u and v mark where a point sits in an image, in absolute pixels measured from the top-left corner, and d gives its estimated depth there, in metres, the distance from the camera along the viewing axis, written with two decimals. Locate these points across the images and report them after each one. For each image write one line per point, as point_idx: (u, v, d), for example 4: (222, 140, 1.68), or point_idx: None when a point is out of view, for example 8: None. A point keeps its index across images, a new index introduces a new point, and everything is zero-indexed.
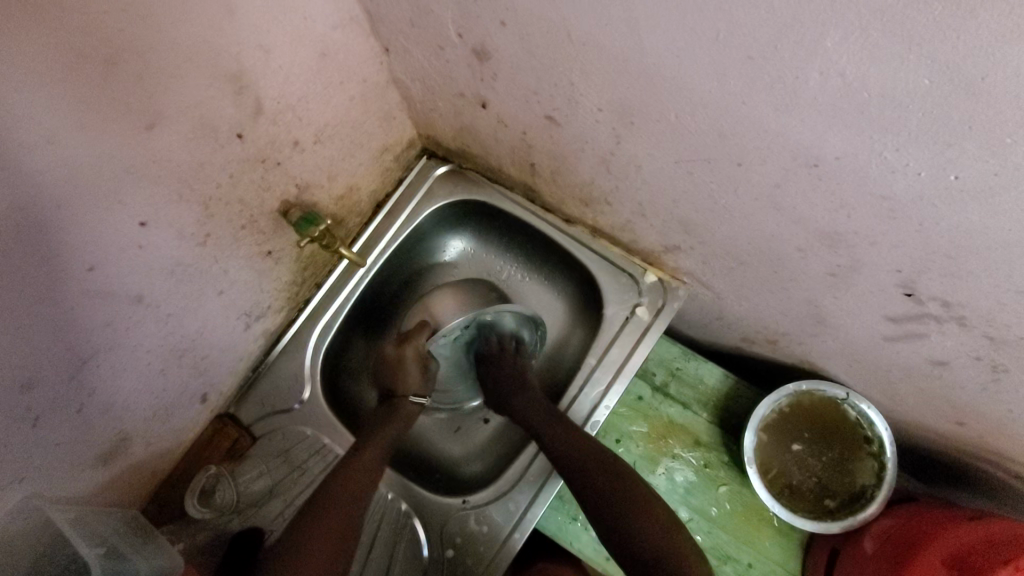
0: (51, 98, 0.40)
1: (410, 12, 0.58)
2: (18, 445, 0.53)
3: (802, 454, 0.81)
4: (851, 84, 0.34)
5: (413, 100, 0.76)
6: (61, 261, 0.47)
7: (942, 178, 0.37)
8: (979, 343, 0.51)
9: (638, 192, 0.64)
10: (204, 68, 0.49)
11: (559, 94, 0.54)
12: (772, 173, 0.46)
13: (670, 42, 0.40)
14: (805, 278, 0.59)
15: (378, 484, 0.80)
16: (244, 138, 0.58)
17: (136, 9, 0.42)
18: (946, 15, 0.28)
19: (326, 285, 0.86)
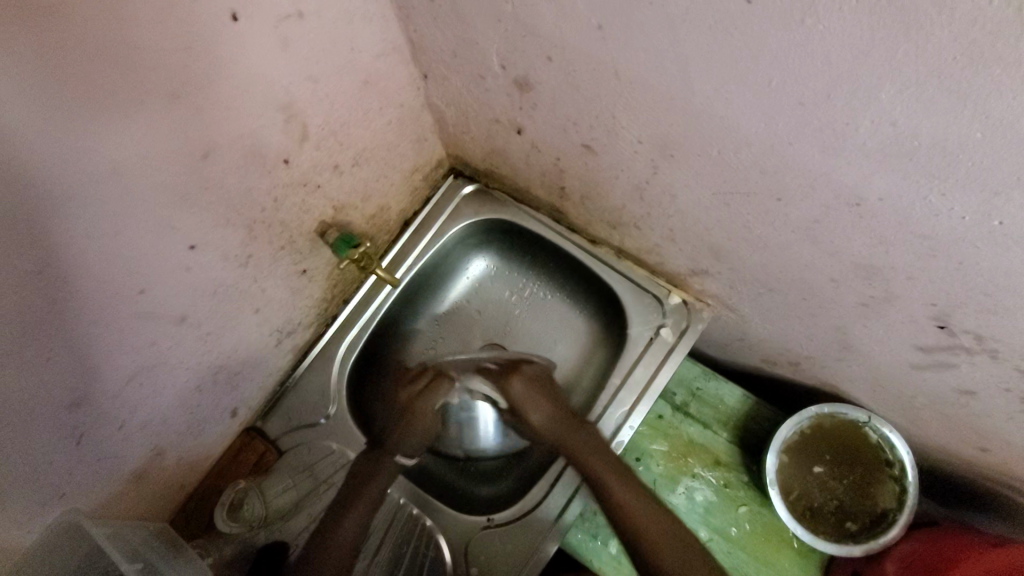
0: (120, 130, 0.42)
1: (453, 43, 0.60)
2: (66, 460, 0.54)
3: (824, 477, 0.81)
4: (902, 134, 0.36)
5: (446, 123, 0.78)
6: (117, 283, 0.49)
7: (986, 222, 0.38)
8: (1010, 375, 0.52)
9: (670, 219, 0.65)
10: (258, 97, 0.51)
11: (599, 125, 0.57)
12: (811, 208, 0.48)
13: (718, 85, 0.43)
14: (837, 307, 0.60)
15: (403, 499, 0.80)
16: (289, 164, 0.60)
17: (201, 47, 0.44)
18: (1003, 76, 0.30)
19: (353, 301, 0.86)
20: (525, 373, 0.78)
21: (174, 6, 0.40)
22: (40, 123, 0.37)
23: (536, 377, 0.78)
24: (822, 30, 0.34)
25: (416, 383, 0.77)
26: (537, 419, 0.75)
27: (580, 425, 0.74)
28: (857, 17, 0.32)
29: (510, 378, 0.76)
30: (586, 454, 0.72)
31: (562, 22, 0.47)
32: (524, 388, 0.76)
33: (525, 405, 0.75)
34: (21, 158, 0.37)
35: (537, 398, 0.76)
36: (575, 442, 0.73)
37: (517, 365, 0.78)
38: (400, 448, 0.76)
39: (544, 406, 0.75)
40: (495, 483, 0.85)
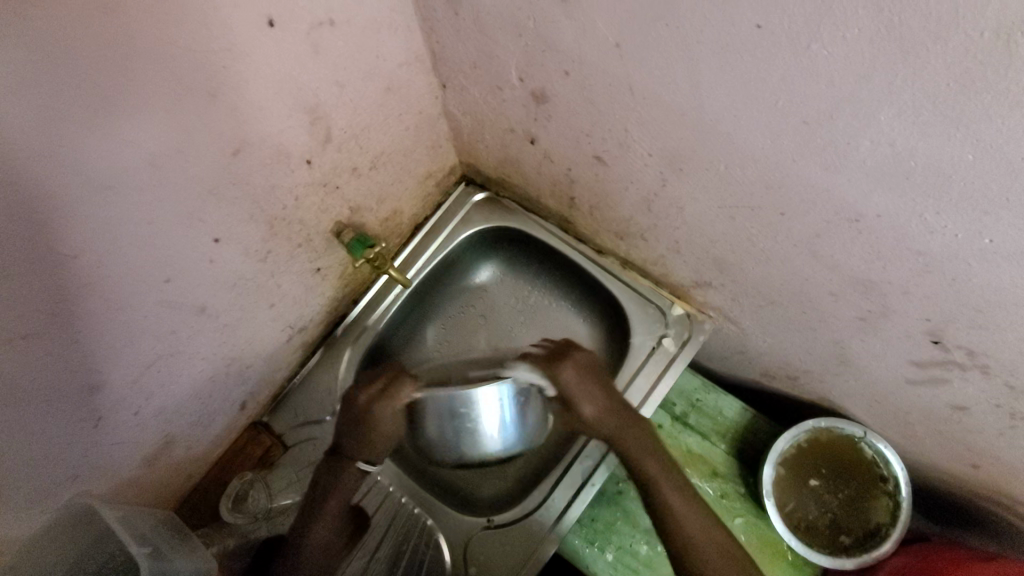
0: (161, 125, 0.45)
1: (474, 54, 0.62)
2: (84, 442, 0.56)
3: (819, 490, 0.82)
4: (899, 154, 0.39)
5: (460, 132, 0.81)
6: (146, 272, 0.51)
7: (978, 240, 0.41)
8: (1001, 392, 0.54)
9: (676, 230, 0.67)
10: (288, 100, 0.54)
11: (611, 138, 0.59)
12: (813, 223, 0.50)
13: (728, 103, 0.45)
14: (835, 321, 0.62)
15: (405, 498, 0.81)
16: (312, 164, 0.62)
17: (239, 51, 0.47)
18: (993, 102, 0.32)
19: (363, 301, 0.88)
20: (576, 360, 0.73)
21: (217, 11, 0.43)
22: (91, 115, 0.40)
23: (591, 364, 0.73)
24: (826, 55, 0.36)
25: (370, 392, 0.71)
26: (589, 411, 0.72)
27: (633, 423, 0.72)
28: (857, 44, 0.35)
29: (560, 366, 0.71)
30: (639, 454, 0.70)
31: (580, 39, 0.50)
32: (575, 378, 0.72)
33: (579, 394, 0.72)
34: (71, 146, 0.40)
35: (588, 386, 0.72)
36: (631, 440, 0.71)
37: (567, 351, 0.73)
38: (358, 454, 0.73)
39: (594, 394, 0.72)
40: (494, 484, 0.86)
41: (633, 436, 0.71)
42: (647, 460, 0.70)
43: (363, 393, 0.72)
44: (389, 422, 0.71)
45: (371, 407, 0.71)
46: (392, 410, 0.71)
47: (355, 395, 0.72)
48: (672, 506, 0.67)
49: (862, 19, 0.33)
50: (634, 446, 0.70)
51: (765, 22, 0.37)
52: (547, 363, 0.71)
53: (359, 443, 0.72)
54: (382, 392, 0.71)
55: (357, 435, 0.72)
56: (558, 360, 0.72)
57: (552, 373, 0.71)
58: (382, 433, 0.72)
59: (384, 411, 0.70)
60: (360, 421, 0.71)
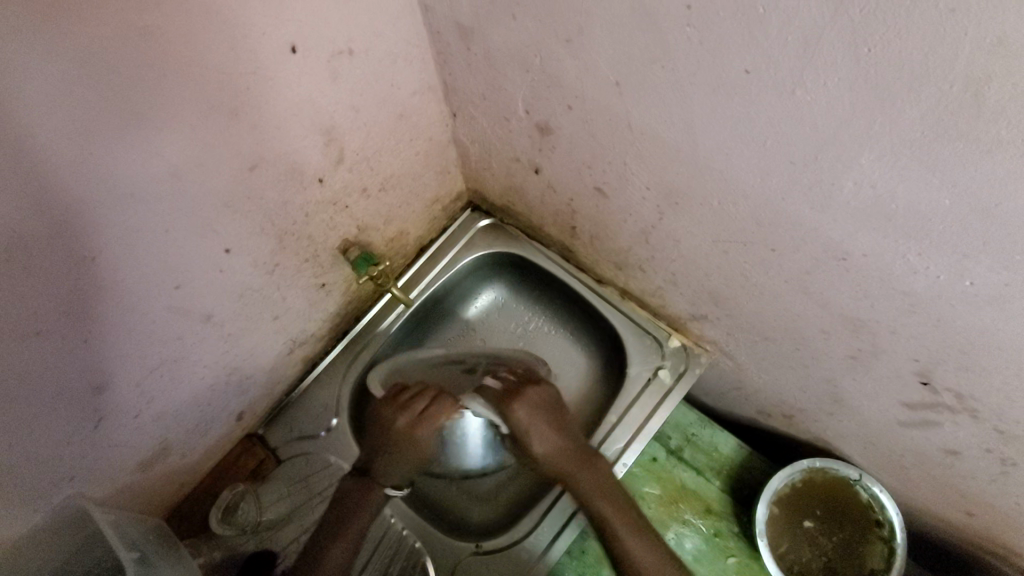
0: (184, 139, 0.47)
1: (484, 87, 0.66)
2: (82, 442, 0.56)
3: (813, 532, 0.81)
4: (880, 196, 0.41)
5: (468, 159, 0.84)
6: (158, 277, 0.53)
7: (959, 282, 0.42)
8: (990, 436, 0.54)
9: (672, 262, 0.69)
10: (305, 121, 0.57)
11: (610, 170, 0.62)
12: (803, 260, 0.52)
13: (720, 141, 0.47)
14: (826, 358, 0.62)
15: (394, 519, 0.80)
16: (324, 183, 0.65)
17: (262, 74, 0.50)
18: (965, 150, 0.34)
19: (364, 319, 0.90)
20: (529, 398, 0.72)
21: (246, 39, 0.47)
22: (120, 127, 0.42)
23: (542, 402, 0.73)
24: (810, 100, 0.39)
25: (401, 415, 0.71)
26: (539, 448, 0.72)
27: (587, 463, 0.71)
28: (839, 90, 0.37)
29: (514, 403, 0.71)
30: (591, 495, 0.70)
31: (584, 77, 0.53)
32: (528, 412, 0.71)
33: (530, 430, 0.71)
34: (100, 154, 0.42)
35: (541, 423, 0.72)
36: (586, 479, 0.71)
37: (522, 387, 0.72)
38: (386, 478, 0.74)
39: (545, 431, 0.72)
40: (483, 508, 0.86)
41: (585, 475, 0.71)
42: (599, 501, 0.70)
43: (394, 412, 0.72)
44: (429, 438, 0.71)
45: (398, 428, 0.71)
46: (426, 429, 0.70)
47: (380, 414, 0.73)
48: (626, 543, 0.68)
49: (842, 69, 0.36)
50: (590, 484, 0.70)
51: (752, 67, 0.40)
52: (498, 402, 0.71)
53: (395, 462, 0.73)
54: (416, 413, 0.71)
55: (387, 455, 0.72)
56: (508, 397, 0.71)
57: (505, 410, 0.71)
58: (417, 451, 0.72)
59: (426, 430, 0.70)
60: (395, 442, 0.71)
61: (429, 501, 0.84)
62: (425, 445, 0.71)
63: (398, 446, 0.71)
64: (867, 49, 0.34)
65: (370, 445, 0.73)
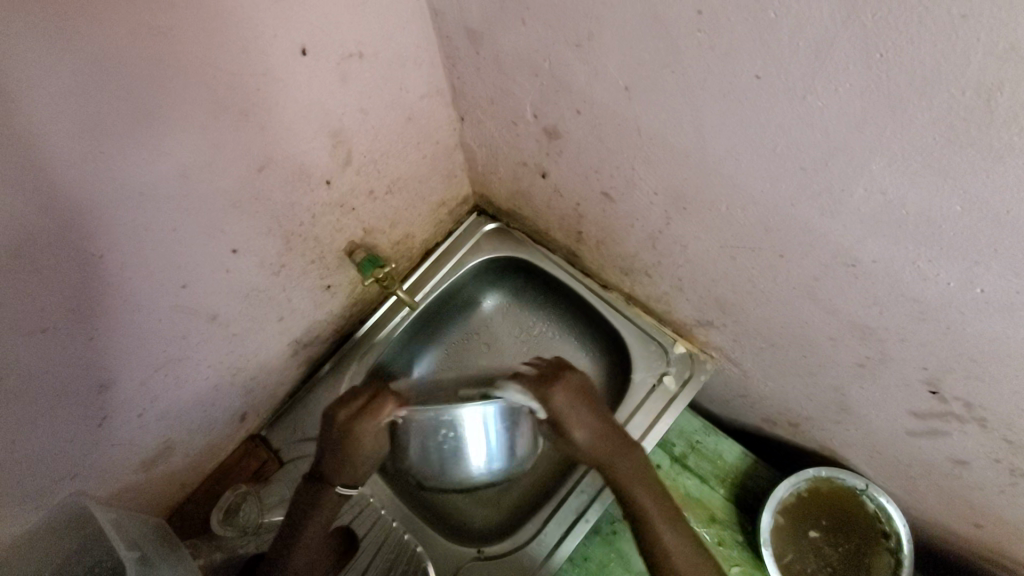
0: (194, 139, 0.48)
1: (492, 91, 0.66)
2: (86, 440, 0.56)
3: (819, 542, 0.80)
4: (890, 202, 0.40)
5: (475, 163, 0.84)
6: (165, 276, 0.53)
7: (970, 290, 0.42)
8: (999, 446, 0.54)
9: (679, 268, 0.69)
10: (314, 123, 0.57)
11: (618, 175, 0.62)
12: (812, 266, 0.51)
13: (730, 146, 0.47)
14: (834, 366, 0.62)
15: (395, 522, 0.80)
16: (331, 184, 0.65)
17: (273, 75, 0.50)
18: (978, 157, 0.34)
19: (368, 322, 0.90)
20: (568, 382, 0.71)
21: (257, 40, 0.47)
22: (130, 126, 0.43)
23: (583, 388, 0.72)
24: (821, 107, 0.39)
25: (347, 411, 0.68)
26: (580, 435, 0.71)
27: (628, 450, 0.71)
28: (850, 96, 0.37)
29: (552, 388, 0.69)
30: (630, 481, 0.69)
31: (592, 81, 0.53)
32: (568, 398, 0.70)
33: (570, 418, 0.70)
34: (110, 153, 0.42)
35: (580, 409, 0.71)
36: (626, 468, 0.70)
37: (559, 373, 0.71)
38: (341, 478, 0.69)
39: (589, 418, 0.71)
40: (487, 512, 0.85)
41: (630, 462, 0.70)
42: (638, 489, 0.69)
43: (343, 412, 0.68)
44: (371, 439, 0.67)
45: (351, 425, 0.67)
46: (365, 426, 0.67)
47: (333, 417, 0.68)
48: (660, 532, 0.66)
49: (854, 74, 0.35)
50: (627, 471, 0.70)
51: (763, 72, 0.40)
52: (539, 386, 0.69)
53: (340, 465, 0.68)
54: (360, 410, 0.68)
55: (336, 458, 0.68)
56: (548, 381, 0.70)
57: (541, 394, 0.69)
58: (361, 454, 0.68)
59: (366, 429, 0.67)
60: (343, 445, 0.67)
61: (430, 505, 0.84)
62: (368, 447, 0.68)
63: (346, 445, 0.67)
64: (879, 55, 0.34)
65: (323, 446, 0.69)
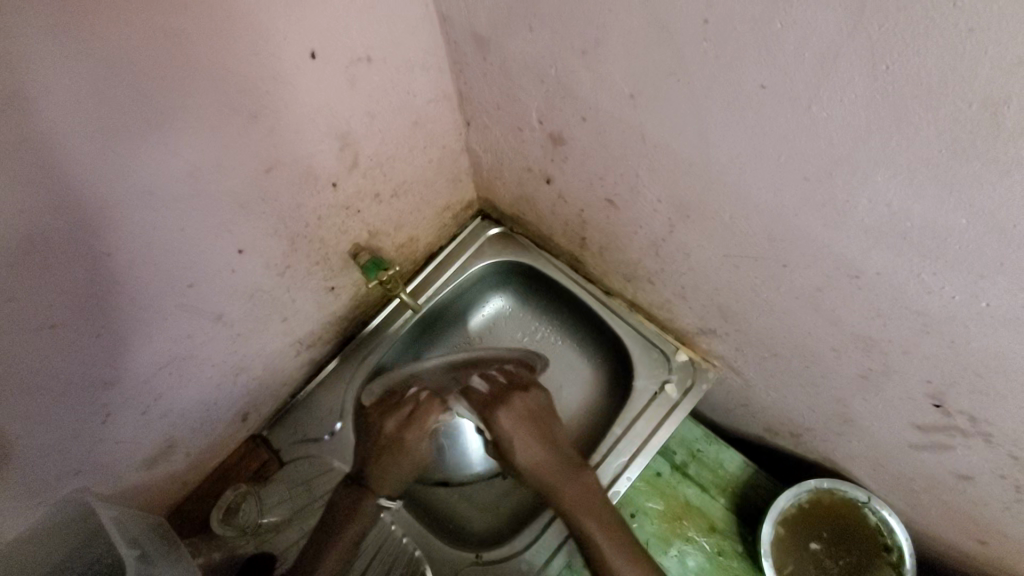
0: (203, 140, 0.48)
1: (498, 97, 0.66)
2: (91, 436, 0.57)
3: (819, 554, 0.79)
4: (895, 213, 0.40)
5: (480, 168, 0.85)
6: (171, 275, 0.53)
7: (975, 303, 0.41)
8: (1004, 462, 0.53)
9: (682, 276, 0.69)
10: (322, 127, 0.58)
11: (622, 182, 0.62)
12: (815, 277, 0.51)
13: (735, 154, 0.47)
14: (836, 378, 0.62)
15: (394, 526, 0.78)
16: (337, 187, 0.66)
17: (283, 78, 0.51)
18: (984, 170, 0.34)
19: (372, 324, 0.90)
20: (513, 406, 0.72)
21: (268, 44, 0.48)
22: (143, 127, 0.43)
23: (529, 411, 0.73)
24: (826, 116, 0.39)
25: (394, 419, 0.73)
26: (523, 459, 0.71)
27: (573, 476, 0.70)
28: (855, 107, 0.37)
29: (497, 410, 0.71)
30: (575, 510, 0.68)
31: (598, 89, 0.53)
32: (513, 423, 0.71)
33: (514, 441, 0.71)
34: (122, 153, 0.43)
35: (525, 433, 0.71)
36: (574, 495, 0.69)
37: (510, 395, 0.73)
38: (382, 484, 0.74)
39: (530, 443, 0.71)
40: (487, 517, 0.85)
41: (575, 489, 0.70)
42: (587, 519, 0.68)
43: (388, 419, 0.74)
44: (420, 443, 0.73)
45: (400, 434, 0.73)
46: (414, 435, 0.73)
47: (377, 425, 0.74)
48: (612, 566, 0.65)
49: (860, 86, 0.36)
50: (568, 497, 0.69)
51: (768, 82, 0.40)
52: (483, 409, 0.72)
53: (387, 472, 0.73)
54: (406, 419, 0.74)
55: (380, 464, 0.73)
56: (495, 404, 0.72)
57: (487, 415, 0.72)
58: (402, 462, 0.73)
59: (417, 435, 0.73)
60: (392, 453, 0.73)
61: (428, 509, 0.83)
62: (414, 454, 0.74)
63: (388, 454, 0.73)
64: (884, 66, 0.34)
65: (364, 451, 0.75)
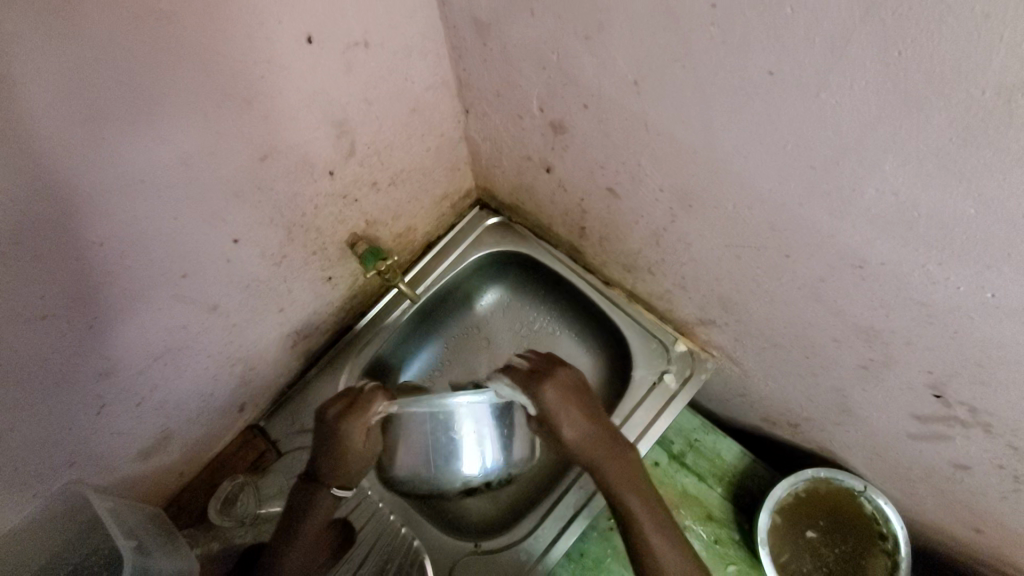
0: (196, 127, 0.47)
1: (498, 83, 0.65)
2: (85, 427, 0.56)
3: (816, 542, 0.80)
4: (902, 203, 0.40)
5: (479, 156, 0.83)
6: (164, 265, 0.52)
7: (980, 294, 0.41)
8: (1003, 452, 0.53)
9: (683, 266, 0.68)
10: (319, 113, 0.57)
11: (624, 171, 0.61)
12: (818, 267, 0.51)
13: (739, 143, 0.47)
14: (836, 368, 0.62)
15: (393, 516, 0.79)
16: (334, 175, 0.65)
17: (278, 62, 0.50)
18: (994, 159, 0.33)
19: (369, 314, 0.89)
20: (558, 380, 0.69)
21: (262, 26, 0.46)
22: (135, 113, 0.42)
23: (572, 384, 0.70)
24: (835, 104, 0.38)
25: (336, 407, 0.67)
26: (568, 433, 0.69)
27: (613, 453, 0.69)
28: (865, 94, 0.36)
29: (542, 384, 0.68)
30: (618, 486, 0.68)
31: (601, 76, 0.52)
32: (558, 397, 0.68)
33: (561, 416, 0.68)
34: (113, 139, 0.42)
35: (570, 409, 0.69)
36: (613, 468, 0.68)
37: (552, 368, 0.70)
38: (334, 479, 0.68)
39: (580, 417, 0.69)
40: (485, 507, 0.85)
41: (614, 464, 0.69)
42: (627, 491, 0.67)
43: (332, 408, 0.68)
44: (359, 436, 0.67)
45: (339, 424, 0.67)
46: (359, 423, 0.67)
47: (321, 416, 0.68)
48: (651, 541, 0.65)
49: (870, 72, 0.35)
50: (613, 474, 0.68)
51: (777, 68, 0.39)
52: (528, 381, 0.68)
53: (339, 464, 0.67)
54: (347, 407, 0.68)
55: (329, 458, 0.67)
56: (539, 377, 0.68)
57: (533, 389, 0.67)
58: (353, 454, 0.68)
59: (357, 426, 0.67)
60: (332, 443, 0.66)
61: (427, 499, 0.83)
62: (358, 446, 0.68)
63: (332, 445, 0.67)
64: (896, 52, 0.33)
65: (316, 448, 0.68)
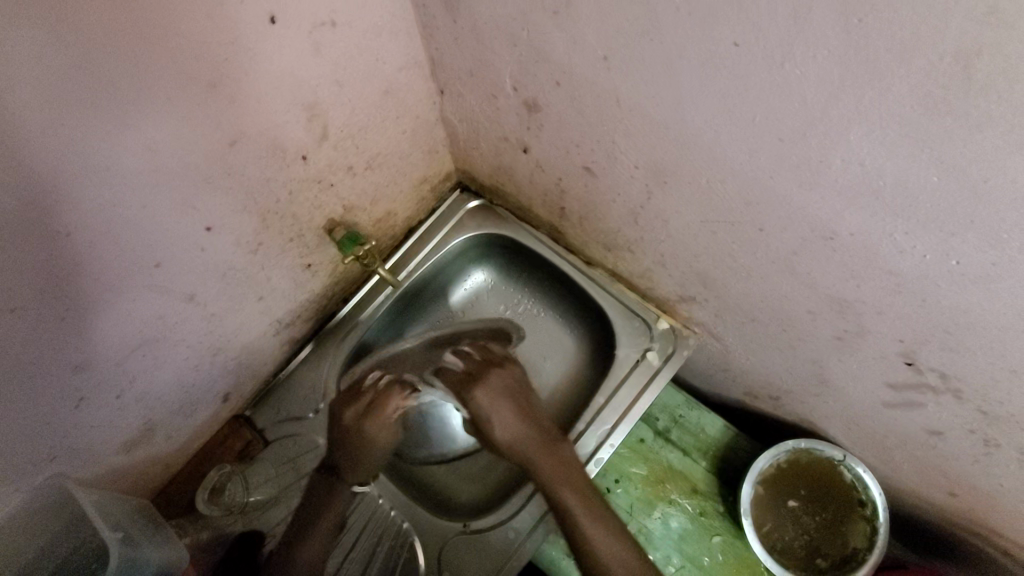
0: (160, 113, 0.46)
1: (471, 62, 0.64)
2: (63, 422, 0.56)
3: (797, 511, 0.81)
4: (868, 173, 0.40)
5: (457, 138, 0.83)
6: (136, 254, 0.52)
7: (945, 261, 0.42)
8: (973, 417, 0.55)
9: (661, 243, 0.68)
10: (287, 96, 0.56)
11: (599, 149, 0.61)
12: (790, 240, 0.51)
13: (710, 117, 0.47)
14: (813, 340, 0.63)
15: (382, 500, 0.80)
16: (308, 160, 0.64)
17: (242, 45, 0.49)
18: (954, 126, 0.34)
19: (352, 300, 0.89)
20: (489, 383, 0.68)
21: (223, 7, 0.45)
22: (96, 101, 0.41)
23: (506, 385, 0.69)
24: (800, 74, 0.38)
25: (354, 408, 0.69)
26: (501, 435, 0.68)
27: (548, 450, 0.68)
28: (828, 63, 0.36)
29: (472, 388, 0.68)
30: (552, 485, 0.67)
31: (571, 53, 0.52)
32: (489, 397, 0.68)
33: (493, 416, 0.68)
34: (72, 127, 0.41)
35: (503, 407, 0.68)
36: (548, 468, 0.67)
37: (484, 372, 0.69)
38: (350, 472, 0.72)
39: (510, 417, 0.68)
40: (475, 488, 0.85)
41: (549, 463, 0.68)
42: (563, 490, 0.66)
43: (349, 410, 0.70)
44: (383, 435, 0.70)
45: (361, 425, 0.69)
46: (381, 421, 0.69)
47: (340, 413, 0.70)
48: (590, 540, 0.64)
49: (832, 40, 0.35)
50: (546, 470, 0.67)
51: (742, 40, 0.39)
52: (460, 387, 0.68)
53: (354, 462, 0.71)
54: (366, 408, 0.69)
55: (352, 456, 0.70)
56: (470, 381, 0.68)
57: (466, 392, 0.68)
58: (372, 449, 0.70)
59: (375, 425, 0.69)
60: (355, 443, 0.69)
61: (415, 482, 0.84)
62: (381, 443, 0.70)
63: (352, 443, 0.69)
64: (857, 19, 0.33)
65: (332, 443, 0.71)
